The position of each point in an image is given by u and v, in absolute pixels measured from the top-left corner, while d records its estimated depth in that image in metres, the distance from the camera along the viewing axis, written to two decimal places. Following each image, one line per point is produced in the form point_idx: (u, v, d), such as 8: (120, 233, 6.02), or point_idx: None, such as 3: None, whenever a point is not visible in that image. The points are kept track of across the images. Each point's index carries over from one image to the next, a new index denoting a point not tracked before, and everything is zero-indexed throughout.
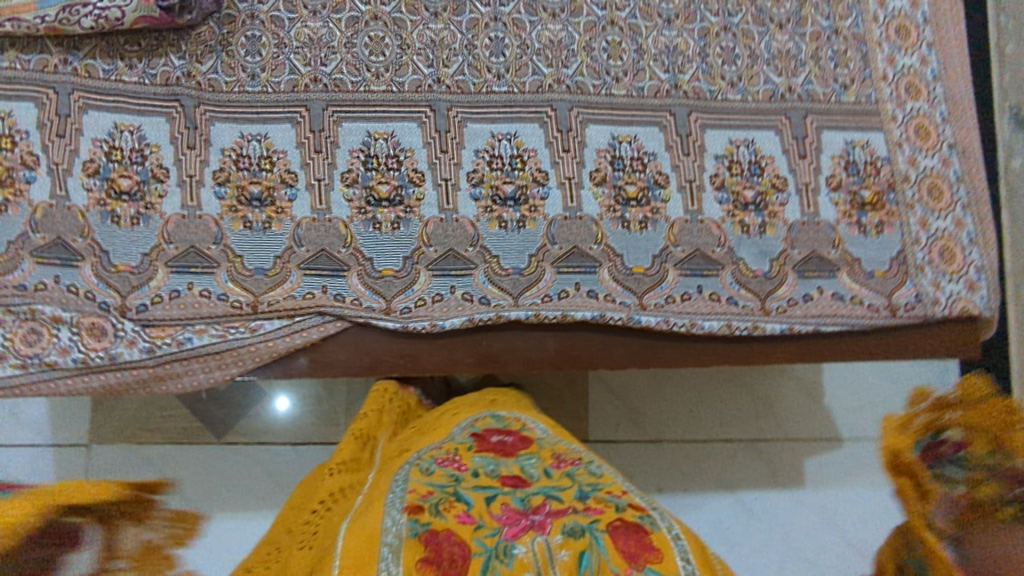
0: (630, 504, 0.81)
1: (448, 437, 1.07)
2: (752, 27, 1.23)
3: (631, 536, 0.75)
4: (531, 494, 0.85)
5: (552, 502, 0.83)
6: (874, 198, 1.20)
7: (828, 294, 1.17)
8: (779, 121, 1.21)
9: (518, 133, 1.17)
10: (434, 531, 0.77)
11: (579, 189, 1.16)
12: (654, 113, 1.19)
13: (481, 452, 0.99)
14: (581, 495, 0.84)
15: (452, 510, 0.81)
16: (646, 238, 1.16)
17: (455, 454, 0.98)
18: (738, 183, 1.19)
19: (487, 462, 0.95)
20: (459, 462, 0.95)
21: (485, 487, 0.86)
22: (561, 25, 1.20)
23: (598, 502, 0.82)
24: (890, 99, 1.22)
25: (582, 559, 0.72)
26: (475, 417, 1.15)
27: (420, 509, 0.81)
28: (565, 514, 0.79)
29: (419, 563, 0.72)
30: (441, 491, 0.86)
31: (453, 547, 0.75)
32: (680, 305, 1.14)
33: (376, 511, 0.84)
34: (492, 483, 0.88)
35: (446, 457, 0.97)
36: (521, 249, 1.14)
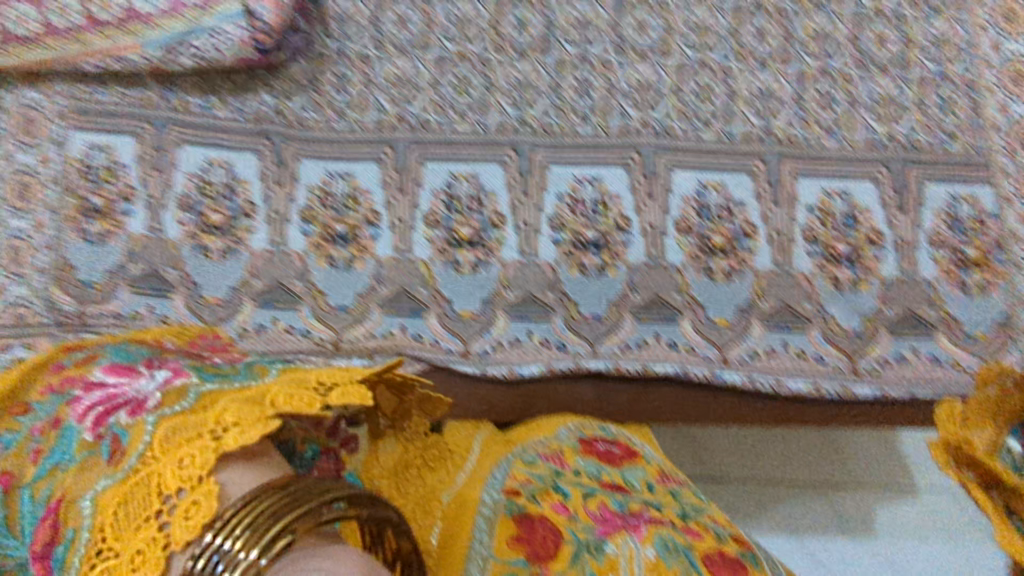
0: (732, 537, 0.77)
1: (553, 436, 0.94)
2: (852, 71, 1.19)
3: (731, 567, 0.71)
4: (632, 498, 0.81)
5: (652, 510, 0.78)
6: (980, 256, 1.13)
7: (923, 356, 1.10)
8: (877, 171, 1.15)
9: (601, 177, 1.15)
10: (528, 518, 0.77)
11: (662, 237, 1.13)
12: (743, 160, 1.16)
13: (585, 453, 0.89)
14: (684, 511, 0.80)
15: (548, 496, 0.80)
16: (729, 290, 1.12)
17: (560, 451, 0.89)
18: (831, 235, 1.14)
19: (590, 465, 0.86)
20: (561, 460, 0.87)
21: (586, 485, 0.82)
22: (650, 66, 1.19)
23: (700, 527, 0.77)
24: (1001, 150, 1.16)
25: None
26: (583, 422, 0.99)
27: (516, 492, 0.81)
28: (661, 526, 0.75)
29: (510, 541, 0.75)
30: (540, 479, 0.83)
31: (546, 532, 0.76)
32: (771, 360, 1.10)
33: (476, 484, 0.84)
34: (592, 481, 0.83)
35: (548, 453, 0.89)
36: (600, 295, 1.12)
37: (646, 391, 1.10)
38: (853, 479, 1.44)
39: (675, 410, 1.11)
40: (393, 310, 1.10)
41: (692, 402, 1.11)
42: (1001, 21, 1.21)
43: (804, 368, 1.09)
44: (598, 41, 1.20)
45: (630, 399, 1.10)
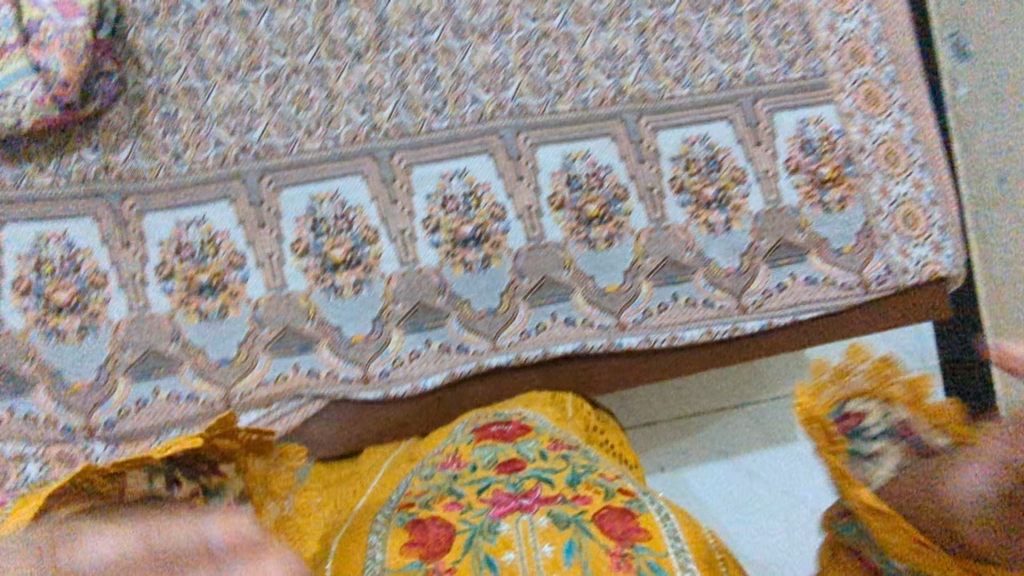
0: (620, 488, 0.76)
1: (451, 437, 0.96)
2: (688, 15, 1.19)
3: (622, 523, 0.69)
4: (525, 474, 0.80)
5: (543, 484, 0.77)
6: (834, 173, 1.19)
7: (801, 279, 1.16)
8: (729, 111, 1.18)
9: (467, 169, 1.12)
10: (421, 524, 0.73)
11: (538, 217, 1.13)
12: (602, 124, 1.16)
13: (480, 441, 0.90)
14: (575, 475, 0.79)
15: (442, 501, 0.77)
16: (613, 256, 1.14)
17: (455, 450, 0.90)
18: (698, 182, 1.16)
19: (484, 452, 0.86)
20: (458, 458, 0.87)
21: (479, 480, 0.80)
22: (493, 45, 1.15)
23: (589, 488, 0.75)
24: (836, 68, 1.20)
25: (567, 551, 0.66)
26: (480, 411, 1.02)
27: (411, 504, 0.78)
28: (552, 502, 0.73)
29: (405, 547, 0.70)
30: (436, 486, 0.81)
31: (439, 530, 0.71)
32: (664, 315, 1.13)
33: (372, 510, 0.81)
34: (487, 470, 0.82)
35: (446, 456, 0.89)
36: (489, 289, 1.11)
37: (553, 373, 1.11)
38: (768, 392, 1.52)
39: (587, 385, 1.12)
40: (282, 351, 1.05)
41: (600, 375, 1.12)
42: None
43: (696, 315, 1.13)
44: (434, 28, 1.14)
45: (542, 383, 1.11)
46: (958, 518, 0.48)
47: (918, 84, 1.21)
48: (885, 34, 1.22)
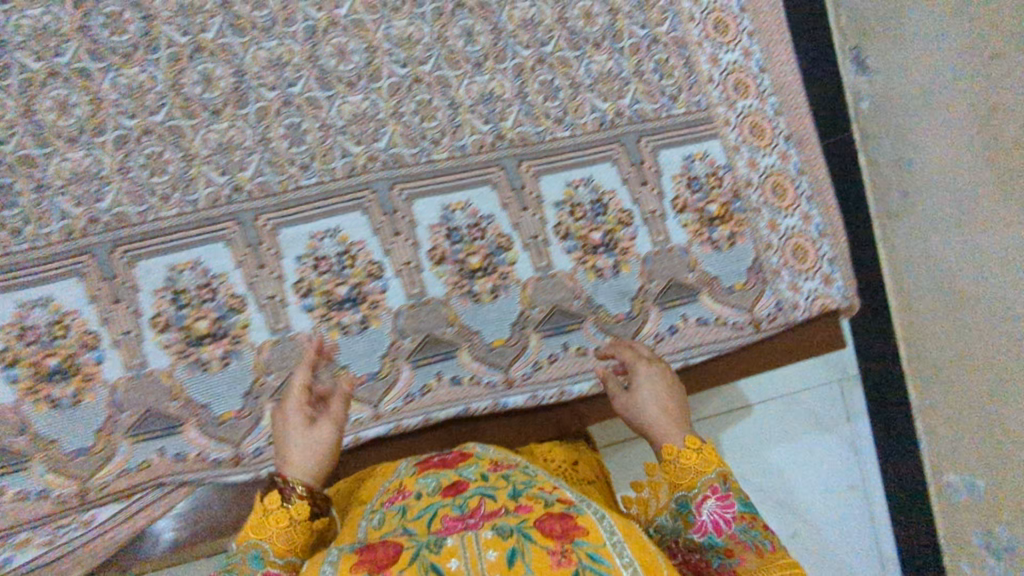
0: (561, 497, 0.64)
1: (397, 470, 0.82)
2: (567, 53, 1.15)
3: (563, 523, 0.58)
4: (467, 492, 0.67)
5: (486, 499, 0.65)
6: (722, 210, 1.17)
7: (692, 321, 1.14)
8: (613, 150, 1.15)
9: (340, 227, 1.07)
10: (369, 545, 0.60)
11: (419, 272, 1.08)
12: (482, 171, 1.11)
13: (423, 467, 0.78)
14: (517, 486, 0.67)
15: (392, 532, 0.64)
16: (499, 308, 1.10)
17: (397, 485, 0.76)
18: (583, 226, 1.13)
19: (428, 476, 0.74)
20: (403, 490, 0.73)
21: (425, 508, 0.67)
22: (361, 94, 1.10)
23: (531, 498, 0.64)
24: (719, 101, 1.18)
25: (511, 553, 0.54)
26: None
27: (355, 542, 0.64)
28: (496, 517, 0.61)
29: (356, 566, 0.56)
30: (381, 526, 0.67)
31: (385, 548, 0.58)
32: (553, 368, 1.10)
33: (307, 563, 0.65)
34: (429, 494, 0.69)
35: (389, 492, 0.75)
36: (369, 352, 1.06)
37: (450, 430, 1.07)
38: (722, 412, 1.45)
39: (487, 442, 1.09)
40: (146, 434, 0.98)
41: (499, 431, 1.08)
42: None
43: (586, 366, 1.10)
44: (297, 79, 1.08)
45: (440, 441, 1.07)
46: (664, 435, 0.76)
47: (804, 114, 1.20)
48: (767, 64, 1.19)
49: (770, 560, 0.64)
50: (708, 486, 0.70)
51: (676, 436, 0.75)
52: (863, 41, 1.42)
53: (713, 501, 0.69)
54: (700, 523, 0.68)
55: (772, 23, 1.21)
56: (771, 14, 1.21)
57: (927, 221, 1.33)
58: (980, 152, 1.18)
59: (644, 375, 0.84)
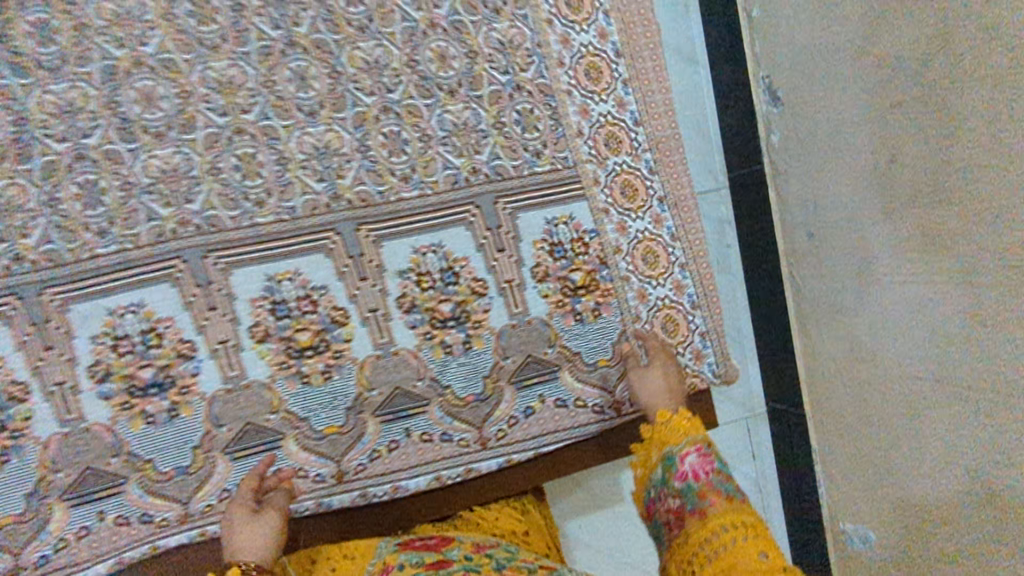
0: None
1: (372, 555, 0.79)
2: (417, 101, 1.02)
3: None
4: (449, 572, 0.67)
5: None
6: (586, 279, 1.07)
7: (550, 401, 1.06)
8: (467, 212, 1.03)
9: (145, 301, 0.95)
10: None
11: (238, 352, 0.98)
12: (313, 237, 0.99)
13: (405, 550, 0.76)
14: None
15: None
16: (331, 392, 1.00)
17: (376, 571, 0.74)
18: (431, 298, 1.03)
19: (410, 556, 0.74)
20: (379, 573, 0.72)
21: None
22: (171, 147, 0.95)
23: None
24: (589, 158, 1.07)
25: None
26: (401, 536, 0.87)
27: None
28: None
29: None
30: None
31: None
32: (390, 458, 1.02)
33: None
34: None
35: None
36: (178, 443, 0.96)
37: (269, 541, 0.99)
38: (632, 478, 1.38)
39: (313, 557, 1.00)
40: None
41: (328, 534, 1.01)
42: (567, 9, 1.06)
43: (426, 456, 1.03)
44: (91, 128, 0.92)
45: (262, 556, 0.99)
46: (654, 399, 0.97)
47: (680, 174, 1.11)
48: (643, 117, 1.09)
49: (738, 502, 0.80)
50: (693, 447, 0.86)
51: (670, 409, 0.94)
52: (774, 71, 1.29)
53: (695, 457, 0.85)
54: (682, 471, 0.84)
55: (651, 70, 1.10)
56: (649, 60, 1.10)
57: (828, 269, 1.25)
58: (876, 199, 1.10)
59: (650, 351, 1.04)
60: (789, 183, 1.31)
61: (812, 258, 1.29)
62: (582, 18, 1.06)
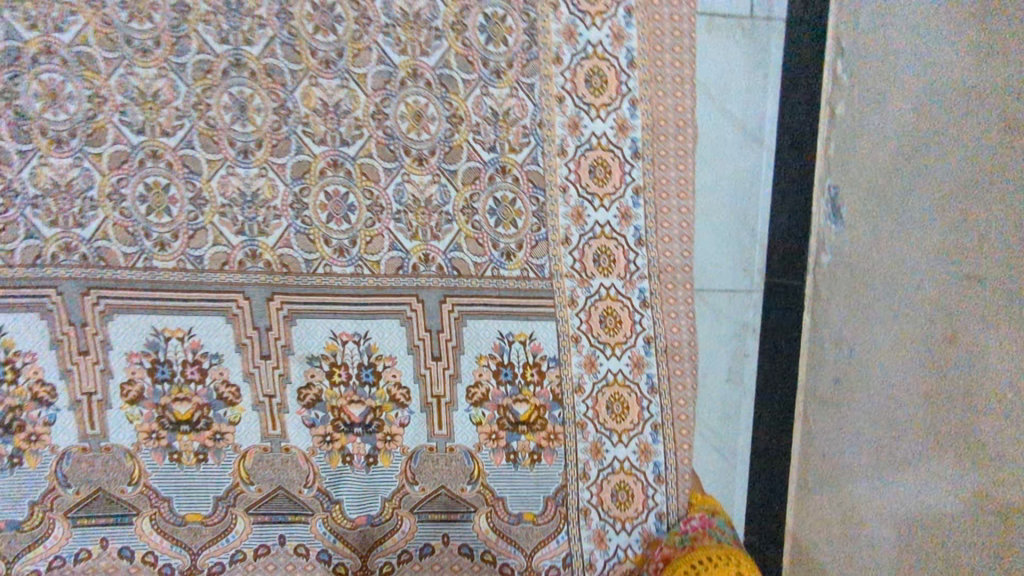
0: None
1: None
2: (376, 163, 0.86)
3: None
4: None
5: None
6: (532, 414, 0.87)
7: (454, 545, 0.87)
8: (407, 305, 0.86)
9: (5, 328, 0.79)
10: None
11: (103, 409, 0.82)
12: (219, 296, 0.83)
13: None
14: None
15: None
16: (202, 477, 0.83)
17: None
18: (341, 395, 0.85)
19: None
20: None
21: None
22: (70, 157, 0.79)
23: None
24: (570, 272, 0.88)
25: None
26: None
27: None
28: None
29: None
30: None
31: None
32: (254, 567, 0.84)
33: None
34: None
35: None
36: (14, 495, 0.81)
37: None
38: None
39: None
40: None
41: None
42: (586, 88, 0.90)
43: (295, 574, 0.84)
44: None
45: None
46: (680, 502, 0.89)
47: (678, 316, 0.90)
48: (649, 237, 0.90)
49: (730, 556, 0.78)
50: (699, 513, 0.86)
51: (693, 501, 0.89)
52: (845, 178, 0.91)
53: (698, 520, 0.85)
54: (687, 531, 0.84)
55: (674, 181, 0.91)
56: (674, 167, 0.91)
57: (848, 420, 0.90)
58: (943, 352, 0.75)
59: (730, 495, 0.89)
60: (840, 302, 0.92)
61: (844, 415, 0.91)
62: (601, 104, 0.90)
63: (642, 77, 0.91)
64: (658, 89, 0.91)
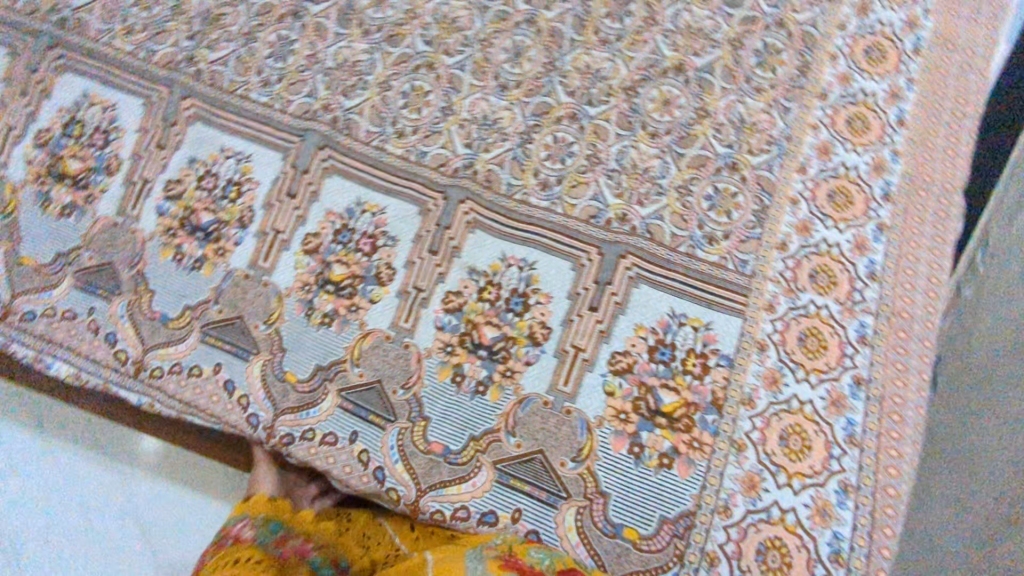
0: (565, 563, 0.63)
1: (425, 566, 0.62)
2: (610, 126, 0.88)
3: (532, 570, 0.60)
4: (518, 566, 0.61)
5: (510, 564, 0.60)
6: (677, 409, 0.75)
7: (522, 529, 0.71)
8: (584, 251, 0.81)
9: (252, 157, 0.88)
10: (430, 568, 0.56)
11: (281, 249, 0.84)
12: (423, 188, 0.86)
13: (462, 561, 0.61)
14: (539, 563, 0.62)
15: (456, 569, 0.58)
16: (319, 340, 0.79)
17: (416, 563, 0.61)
18: (482, 312, 0.80)
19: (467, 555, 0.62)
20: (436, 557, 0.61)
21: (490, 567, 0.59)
22: (367, 45, 0.92)
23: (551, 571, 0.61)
24: (776, 278, 0.80)
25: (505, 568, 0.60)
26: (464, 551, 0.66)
27: None
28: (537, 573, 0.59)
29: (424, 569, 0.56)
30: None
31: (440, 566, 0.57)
32: (314, 453, 0.75)
33: None
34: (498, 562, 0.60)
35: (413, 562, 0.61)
36: (179, 293, 0.84)
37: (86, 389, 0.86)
38: None
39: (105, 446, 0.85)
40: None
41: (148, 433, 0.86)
42: (846, 126, 0.86)
43: (347, 479, 0.73)
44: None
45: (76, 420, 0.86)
46: None
47: (908, 368, 0.76)
48: (885, 274, 0.80)
49: None
50: None
51: None
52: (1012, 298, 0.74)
53: None
54: None
55: (928, 236, 0.82)
56: (930, 225, 0.82)
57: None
58: None
59: None
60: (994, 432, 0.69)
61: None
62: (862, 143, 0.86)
63: (909, 135, 0.86)
64: (926, 152, 0.86)
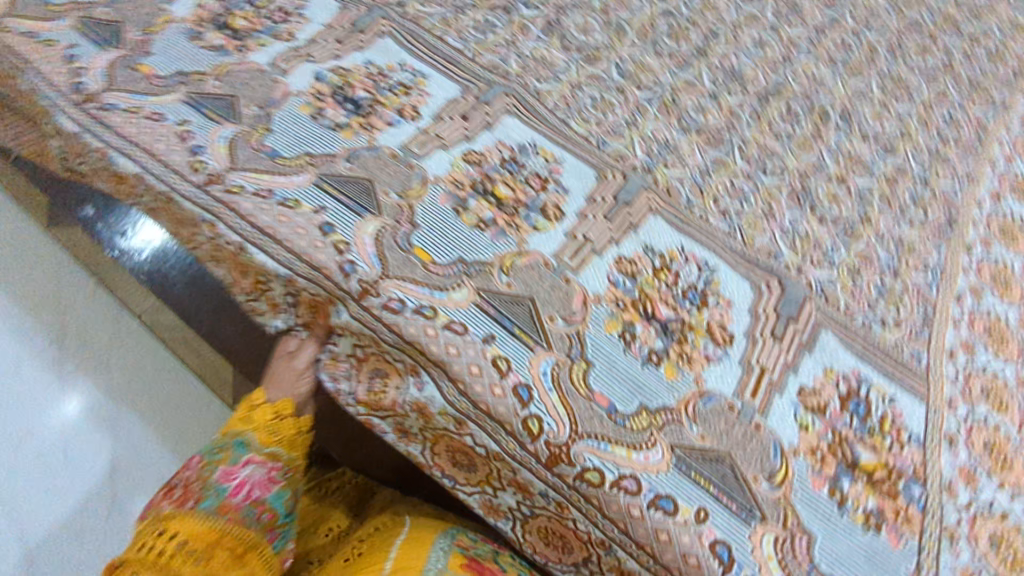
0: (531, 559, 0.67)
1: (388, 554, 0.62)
2: (782, 194, 0.84)
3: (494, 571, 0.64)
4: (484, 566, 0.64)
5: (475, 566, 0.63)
6: (879, 468, 0.65)
7: (706, 536, 0.60)
8: (766, 279, 0.73)
9: (430, 77, 0.78)
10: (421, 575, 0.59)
11: (438, 147, 0.72)
12: (599, 160, 0.77)
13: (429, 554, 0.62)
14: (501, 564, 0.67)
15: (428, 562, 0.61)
16: (465, 235, 0.66)
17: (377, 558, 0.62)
18: (658, 289, 0.68)
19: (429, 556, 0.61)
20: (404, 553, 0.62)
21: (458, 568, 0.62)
22: (566, 57, 0.88)
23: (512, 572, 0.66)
24: (952, 382, 0.76)
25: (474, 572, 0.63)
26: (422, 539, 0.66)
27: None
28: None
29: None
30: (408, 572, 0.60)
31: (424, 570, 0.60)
32: (431, 336, 0.61)
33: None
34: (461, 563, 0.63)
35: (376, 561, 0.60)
36: (307, 140, 0.68)
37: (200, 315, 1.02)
38: None
39: (117, 379, 1.04)
40: (56, 17, 0.72)
41: (171, 388, 1.05)
42: (993, 282, 0.89)
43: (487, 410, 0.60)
44: (536, 8, 0.91)
45: (132, 350, 1.06)
46: None
47: None
48: None
49: None
50: None
51: None
52: None
53: None
54: None
55: None
56: None
57: None
58: None
59: None
60: None
61: None
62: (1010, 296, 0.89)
63: None
64: None
